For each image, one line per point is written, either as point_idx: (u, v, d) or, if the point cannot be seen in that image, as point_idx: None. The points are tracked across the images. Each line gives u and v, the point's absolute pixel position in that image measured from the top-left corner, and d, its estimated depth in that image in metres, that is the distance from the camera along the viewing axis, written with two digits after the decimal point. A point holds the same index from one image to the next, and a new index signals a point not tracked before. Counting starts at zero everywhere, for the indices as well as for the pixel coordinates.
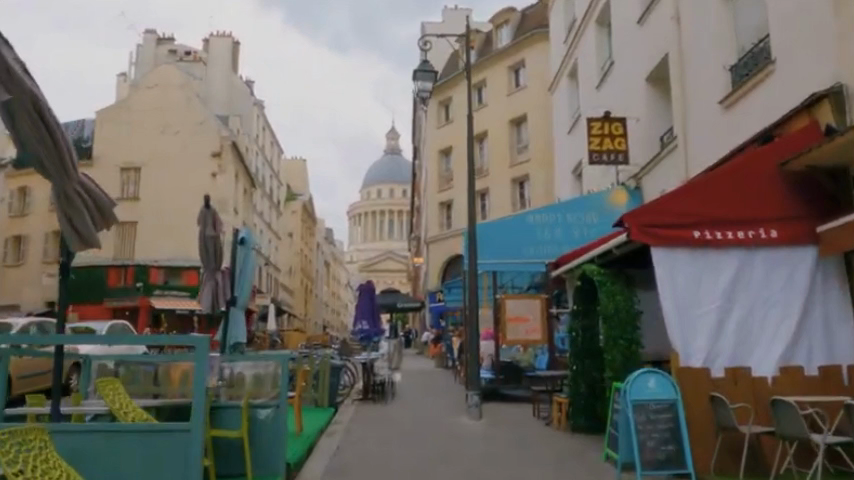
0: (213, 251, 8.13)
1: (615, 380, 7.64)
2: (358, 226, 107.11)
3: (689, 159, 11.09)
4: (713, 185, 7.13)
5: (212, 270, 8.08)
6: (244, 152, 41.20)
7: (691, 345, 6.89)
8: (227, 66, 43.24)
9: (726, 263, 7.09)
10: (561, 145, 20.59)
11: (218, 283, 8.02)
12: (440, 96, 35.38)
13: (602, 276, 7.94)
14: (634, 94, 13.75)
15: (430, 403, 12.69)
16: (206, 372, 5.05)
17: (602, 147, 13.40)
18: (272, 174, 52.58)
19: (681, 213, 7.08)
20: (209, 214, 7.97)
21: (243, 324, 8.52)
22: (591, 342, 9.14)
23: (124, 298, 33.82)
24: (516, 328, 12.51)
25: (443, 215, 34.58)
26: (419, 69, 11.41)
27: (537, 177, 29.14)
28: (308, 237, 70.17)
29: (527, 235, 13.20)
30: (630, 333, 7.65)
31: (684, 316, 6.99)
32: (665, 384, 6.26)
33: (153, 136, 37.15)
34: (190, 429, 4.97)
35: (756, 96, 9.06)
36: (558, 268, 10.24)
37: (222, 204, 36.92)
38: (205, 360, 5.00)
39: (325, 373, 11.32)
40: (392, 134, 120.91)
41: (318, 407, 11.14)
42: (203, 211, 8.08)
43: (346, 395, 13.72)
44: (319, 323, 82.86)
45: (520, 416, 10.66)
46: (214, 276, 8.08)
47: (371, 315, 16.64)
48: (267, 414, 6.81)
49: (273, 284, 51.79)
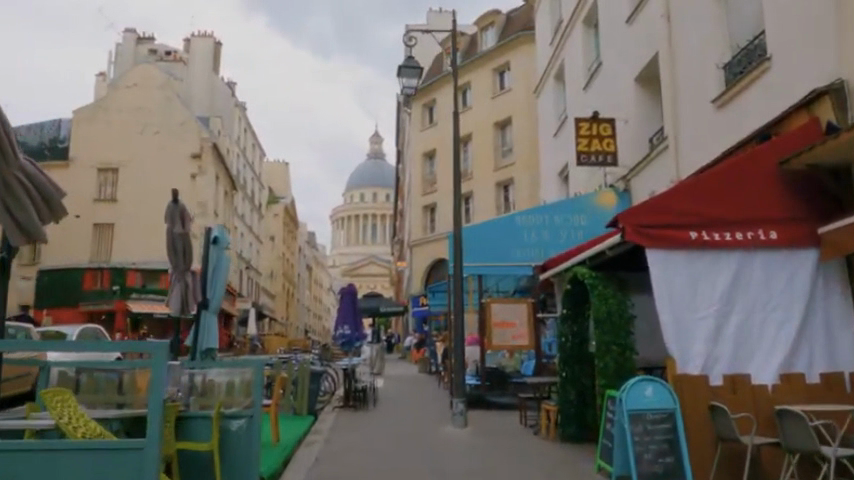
0: (182, 251, 8.03)
1: (606, 388, 7.26)
2: (340, 230, 106.56)
3: (680, 160, 10.82)
4: (710, 184, 6.84)
5: (181, 271, 8.01)
6: (224, 154, 40.59)
7: (689, 351, 6.56)
8: (209, 67, 42.64)
9: (724, 266, 6.79)
10: (546, 147, 20.32)
11: (188, 284, 7.95)
12: (425, 98, 35.06)
13: (594, 279, 7.62)
14: (623, 94, 13.48)
15: (413, 411, 12.27)
16: (164, 382, 4.65)
17: (590, 148, 13.11)
18: (253, 176, 51.97)
19: (677, 213, 6.78)
20: (177, 210, 7.90)
21: (216, 330, 7.86)
22: (581, 348, 8.82)
23: (99, 302, 32.80)
24: (502, 333, 12.18)
25: (427, 219, 34.24)
26: (404, 65, 11.01)
27: (522, 181, 28.89)
28: (290, 240, 69.50)
29: (514, 237, 12.87)
30: (623, 339, 7.31)
31: (681, 321, 6.67)
32: (663, 393, 5.92)
33: (132, 137, 36.46)
34: (144, 445, 4.58)
35: (751, 95, 8.79)
36: (546, 272, 9.89)
37: (202, 206, 36.30)
38: (163, 368, 4.63)
39: (304, 379, 10.85)
40: (375, 138, 120.53)
41: (297, 415, 10.68)
42: (171, 209, 8.01)
43: (327, 402, 13.27)
44: (301, 327, 82.17)
45: (507, 424, 10.30)
46: (184, 277, 8.02)
47: (353, 319, 16.14)
48: (241, 424, 6.41)
49: (254, 287, 51.15)
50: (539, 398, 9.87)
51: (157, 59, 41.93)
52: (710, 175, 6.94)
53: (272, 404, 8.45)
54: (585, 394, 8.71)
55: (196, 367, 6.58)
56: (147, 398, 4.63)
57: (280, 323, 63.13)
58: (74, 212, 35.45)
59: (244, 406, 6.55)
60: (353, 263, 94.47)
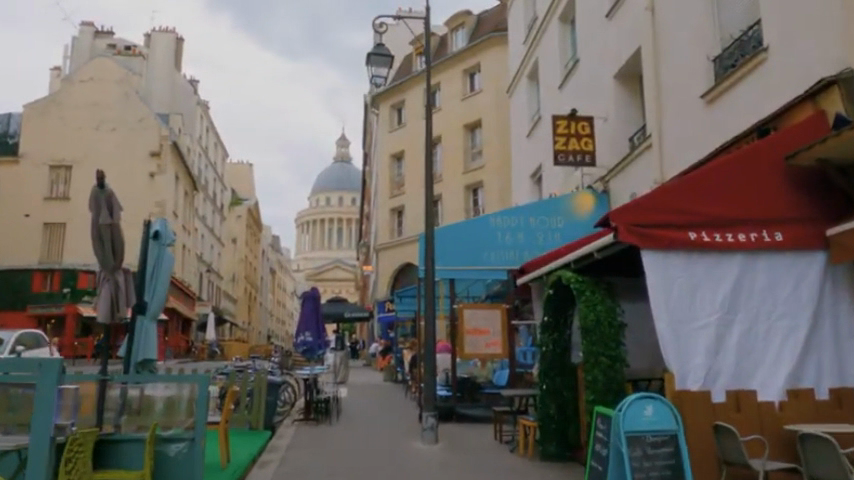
0: (110, 242, 6.63)
1: (596, 404, 6.56)
2: (305, 234, 105.11)
3: (664, 158, 10.25)
4: (707, 180, 6.27)
5: (111, 269, 6.73)
6: (185, 153, 39.24)
7: (690, 363, 5.90)
8: (170, 64, 41.35)
9: (726, 269, 6.16)
10: (519, 148, 19.71)
11: (118, 287, 6.76)
12: (393, 99, 34.32)
13: (580, 283, 6.97)
14: (601, 91, 12.90)
15: (379, 425, 11.47)
16: (51, 416, 5.03)
17: (568, 147, 12.50)
18: (215, 177, 50.50)
19: (674, 211, 6.17)
20: (104, 197, 6.43)
21: (155, 337, 7.13)
22: (563, 358, 8.12)
23: (49, 305, 31.64)
24: (475, 341, 11.45)
25: (394, 222, 33.44)
26: (373, 52, 10.21)
27: (492, 183, 28.31)
28: (253, 243, 68.12)
29: (487, 238, 12.17)
30: (613, 349, 6.65)
31: (680, 331, 6.01)
32: (664, 413, 5.25)
33: (87, 133, 34.97)
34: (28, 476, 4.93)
35: (746, 88, 8.26)
36: (524, 276, 9.19)
37: (160, 205, 34.89)
38: (50, 400, 4.99)
39: (260, 390, 9.92)
40: (342, 142, 119.39)
41: (254, 431, 9.77)
42: (95, 192, 6.48)
43: (286, 414, 12.34)
44: (262, 332, 80.51)
45: (481, 440, 9.55)
46: (113, 276, 6.76)
47: (316, 325, 15.24)
48: (180, 449, 5.94)
49: (215, 290, 49.66)
50: (513, 411, 9.12)
51: (116, 52, 40.31)
52: (708, 170, 6.36)
53: (222, 419, 7.54)
54: (567, 408, 8.01)
55: (131, 380, 5.82)
56: (30, 432, 4.99)
57: (241, 328, 61.50)
58: (23, 211, 33.74)
59: (185, 426, 6.01)
60: (318, 268, 93.05)
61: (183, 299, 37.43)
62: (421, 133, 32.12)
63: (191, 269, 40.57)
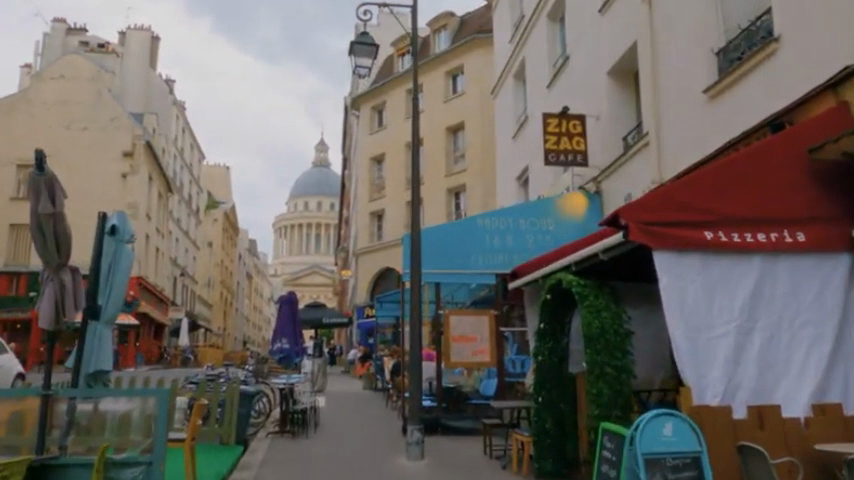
0: (55, 236, 5.94)
1: (601, 420, 5.99)
2: (283, 238, 103.92)
3: (662, 157, 9.77)
4: (725, 174, 5.75)
5: (56, 267, 6.11)
6: (160, 154, 38.20)
7: (707, 376, 5.37)
8: (145, 63, 40.60)
9: (745, 272, 5.62)
10: (504, 151, 19.19)
11: (64, 288, 6.13)
12: (374, 101, 33.72)
13: (582, 286, 6.44)
14: (594, 89, 12.39)
15: (358, 438, 10.83)
16: None
17: (559, 147, 12.00)
18: (191, 179, 49.38)
19: (688, 208, 5.63)
20: (44, 183, 5.71)
21: (110, 343, 6.56)
22: (559, 369, 7.53)
23: (14, 309, 30.51)
24: (461, 349, 10.88)
25: (374, 225, 32.80)
26: (356, 40, 9.61)
27: (474, 187, 27.82)
28: (229, 246, 66.95)
29: (475, 241, 11.58)
30: (620, 359, 6.08)
31: (696, 341, 5.46)
32: (684, 432, 4.70)
33: (57, 132, 34.04)
34: None
35: (753, 81, 7.78)
36: (518, 279, 8.62)
37: (132, 207, 33.76)
38: None
39: (232, 401, 9.17)
40: (321, 147, 118.37)
41: (225, 446, 9.03)
42: (33, 179, 5.78)
43: (261, 426, 11.64)
44: (238, 338, 79.18)
45: (469, 454, 8.96)
46: (59, 276, 6.15)
47: (293, 332, 14.51)
48: (135, 474, 5.28)
49: (189, 295, 48.52)
50: (506, 424, 8.49)
51: (89, 50, 39.23)
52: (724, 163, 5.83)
53: (188, 436, 6.80)
54: (565, 422, 7.45)
55: (79, 395, 5.32)
56: None
57: (216, 334, 60.35)
58: None
59: (142, 448, 5.34)
60: (295, 273, 92.00)
61: (155, 303, 36.39)
62: (403, 136, 31.54)
63: (164, 273, 39.52)
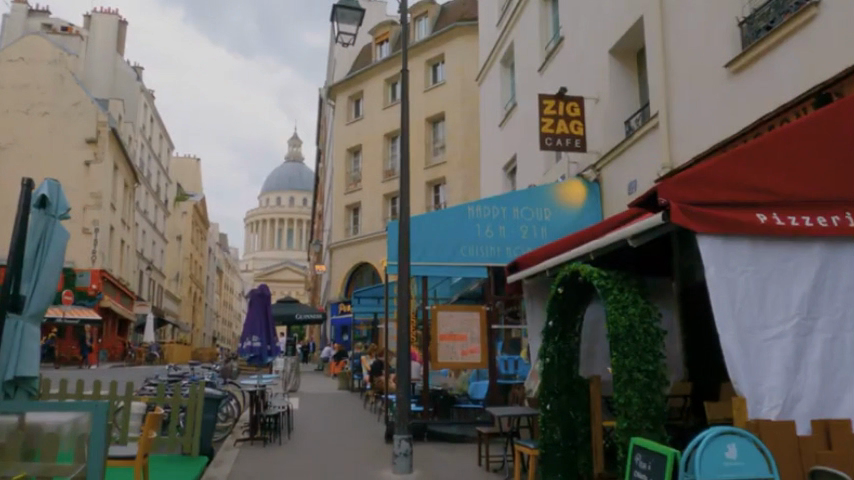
0: None
1: (629, 434, 5.10)
2: (255, 233, 102.03)
3: (674, 138, 8.93)
4: (776, 147, 4.91)
5: None
6: (126, 142, 36.64)
7: (763, 384, 4.54)
8: (110, 45, 38.88)
9: (804, 263, 4.79)
10: (488, 141, 18.31)
11: None
12: (350, 90, 32.63)
13: (604, 279, 5.57)
14: (592, 70, 11.54)
15: (336, 446, 9.89)
16: None
17: (556, 130, 11.14)
18: (159, 169, 47.68)
19: (735, 185, 4.79)
20: None
21: (36, 342, 5.58)
22: (569, 372, 6.62)
23: None
24: (450, 349, 10.00)
25: (349, 219, 31.75)
26: (339, 4, 8.60)
27: (454, 180, 26.92)
28: (199, 241, 65.19)
29: (466, 232, 10.63)
30: (653, 363, 5.18)
31: (751, 344, 4.60)
32: (751, 456, 3.82)
33: (17, 116, 32.45)
34: None
35: (788, 51, 6.94)
36: (519, 271, 7.71)
37: (96, 197, 32.13)
38: None
39: (196, 407, 8.13)
40: (294, 141, 116.52)
41: (186, 459, 7.95)
42: None
43: (228, 432, 10.60)
44: (207, 335, 77.40)
45: (461, 465, 8.10)
46: None
47: (264, 329, 13.44)
48: None
49: (156, 289, 46.92)
50: (503, 434, 7.55)
51: (52, 31, 37.48)
52: (771, 136, 5.00)
53: (138, 451, 5.75)
54: (576, 433, 6.58)
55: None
56: None
57: (184, 330, 58.68)
58: None
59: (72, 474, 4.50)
60: (267, 269, 90.41)
61: (119, 297, 34.95)
62: (380, 127, 30.50)
63: (130, 267, 38.05)
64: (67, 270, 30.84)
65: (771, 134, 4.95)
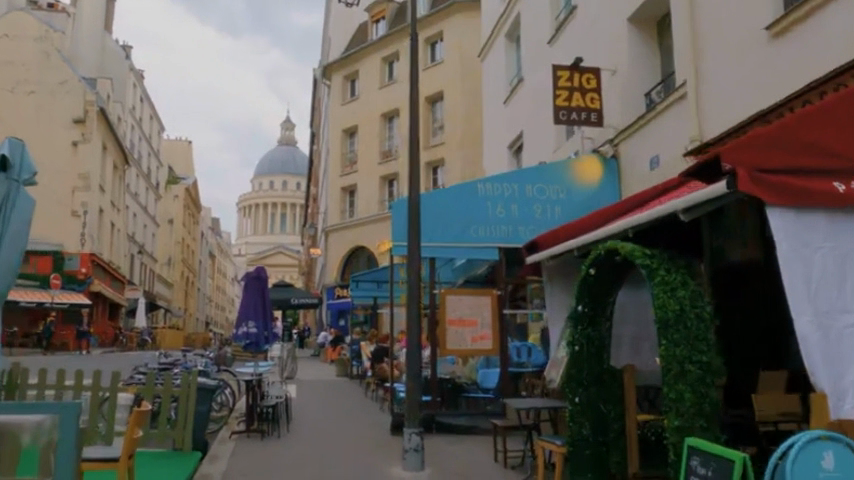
0: None
1: (683, 436, 4.49)
2: (247, 217, 101.08)
3: (704, 109, 8.27)
4: (845, 108, 4.32)
5: None
6: (115, 122, 35.71)
7: (845, 377, 3.96)
8: (99, 24, 37.92)
9: None
10: (492, 119, 17.61)
11: None
12: (346, 69, 31.78)
13: (648, 258, 4.95)
14: (608, 39, 10.85)
15: (338, 437, 9.31)
16: None
17: (572, 103, 10.44)
18: (150, 151, 46.72)
19: (802, 148, 4.17)
20: None
21: None
22: (600, 361, 5.99)
23: None
24: (459, 334, 9.39)
25: (346, 201, 31.04)
26: None
27: (454, 161, 26.22)
28: (191, 224, 64.31)
29: (477, 210, 9.95)
30: (706, 353, 4.56)
31: (830, 331, 4.00)
32: (850, 465, 3.23)
33: (2, 95, 31.56)
34: None
35: (839, 8, 6.30)
36: (539, 253, 7.07)
37: (84, 178, 31.23)
38: None
39: (189, 398, 7.50)
40: (287, 125, 115.25)
41: (177, 455, 7.35)
42: None
43: (223, 424, 9.97)
44: (200, 320, 76.62)
45: (475, 460, 7.53)
46: None
47: (260, 315, 12.78)
48: None
49: (147, 274, 46.13)
50: (522, 427, 6.95)
51: (38, 8, 36.39)
52: (837, 98, 4.40)
53: (123, 451, 5.04)
54: (606, 429, 5.97)
55: None
56: None
57: (177, 315, 57.93)
58: None
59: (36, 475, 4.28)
60: (260, 253, 89.58)
61: (109, 282, 34.20)
62: (377, 107, 29.72)
63: (121, 251, 37.27)
64: (55, 253, 30.10)
65: (840, 91, 4.35)
